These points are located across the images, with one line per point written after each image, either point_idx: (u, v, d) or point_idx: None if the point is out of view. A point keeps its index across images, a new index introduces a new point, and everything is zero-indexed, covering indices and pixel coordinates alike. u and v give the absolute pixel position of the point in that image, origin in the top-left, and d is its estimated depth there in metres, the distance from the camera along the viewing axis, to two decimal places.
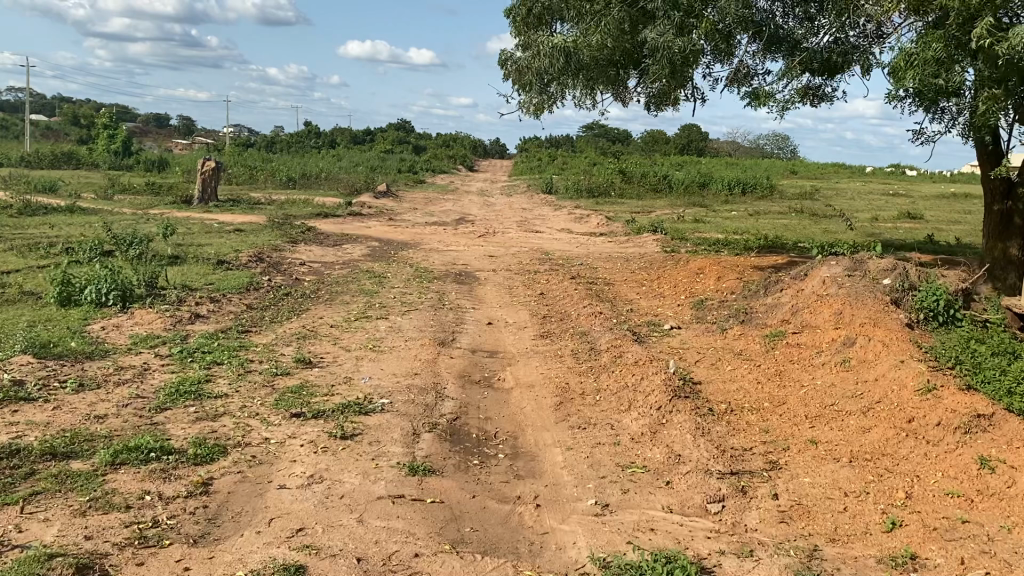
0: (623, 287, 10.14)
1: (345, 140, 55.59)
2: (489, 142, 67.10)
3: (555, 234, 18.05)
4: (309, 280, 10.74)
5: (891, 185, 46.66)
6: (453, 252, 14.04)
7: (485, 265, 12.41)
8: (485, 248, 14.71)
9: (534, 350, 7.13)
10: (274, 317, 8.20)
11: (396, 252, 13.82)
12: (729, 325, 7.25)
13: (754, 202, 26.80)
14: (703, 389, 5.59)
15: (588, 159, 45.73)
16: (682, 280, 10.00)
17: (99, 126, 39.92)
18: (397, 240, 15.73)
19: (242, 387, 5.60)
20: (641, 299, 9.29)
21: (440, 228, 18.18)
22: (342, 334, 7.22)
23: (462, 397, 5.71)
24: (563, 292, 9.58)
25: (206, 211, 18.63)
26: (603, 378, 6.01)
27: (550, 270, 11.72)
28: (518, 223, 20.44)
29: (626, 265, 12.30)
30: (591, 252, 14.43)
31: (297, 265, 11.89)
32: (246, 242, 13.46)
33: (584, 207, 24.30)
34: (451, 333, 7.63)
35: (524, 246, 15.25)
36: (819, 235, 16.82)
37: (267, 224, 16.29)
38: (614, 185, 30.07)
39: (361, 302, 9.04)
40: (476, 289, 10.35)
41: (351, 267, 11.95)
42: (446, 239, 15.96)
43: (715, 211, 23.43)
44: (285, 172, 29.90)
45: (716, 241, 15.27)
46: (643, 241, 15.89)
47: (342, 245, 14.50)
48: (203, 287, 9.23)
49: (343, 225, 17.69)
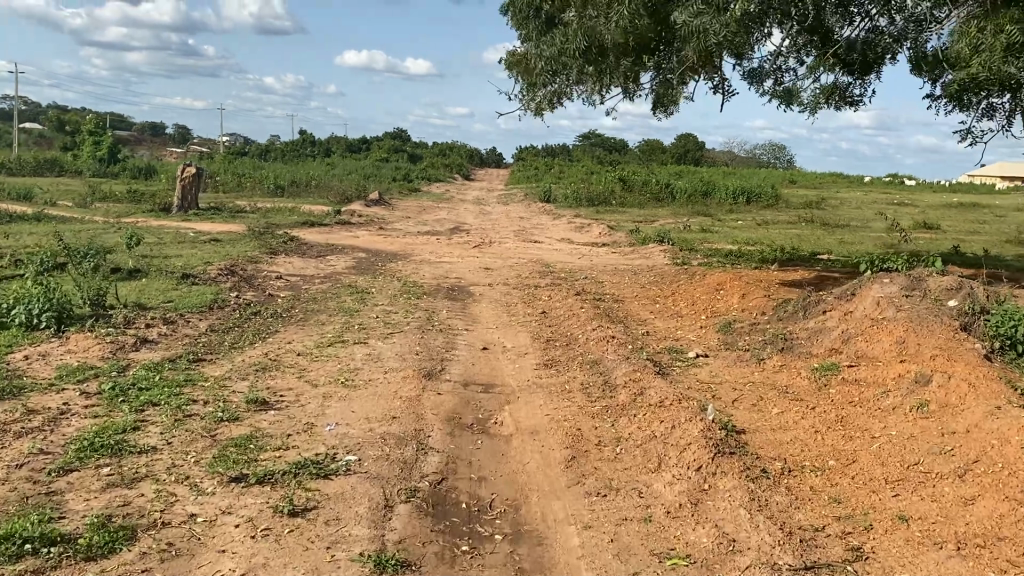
0: (635, 304, 9.04)
1: (339, 149, 54.54)
2: (485, 150, 66.18)
3: (555, 244, 17.00)
4: (284, 296, 9.63)
5: (895, 194, 45.69)
6: (446, 264, 12.96)
7: (479, 279, 11.32)
8: (480, 260, 13.64)
9: (536, 383, 6.03)
10: (235, 341, 7.10)
11: (384, 264, 12.74)
12: (766, 355, 6.15)
13: (761, 212, 25.79)
14: (751, 441, 4.51)
15: (586, 167, 44.71)
16: (701, 297, 8.92)
17: (85, 133, 38.88)
18: (386, 251, 14.62)
19: (175, 439, 4.49)
20: (657, 319, 8.19)
21: (432, 238, 17.12)
22: (310, 365, 6.12)
23: (450, 449, 4.61)
24: (568, 310, 8.48)
25: (185, 220, 17.52)
26: (623, 423, 4.92)
27: (552, 284, 10.62)
28: (516, 232, 19.38)
29: (635, 278, 11.21)
30: (595, 264, 13.36)
31: (272, 278, 10.79)
32: (219, 253, 12.37)
33: (584, 216, 23.27)
34: (440, 361, 6.53)
35: (523, 257, 14.16)
36: (837, 247, 15.76)
37: (248, 233, 15.22)
38: (614, 194, 29.04)
39: (337, 323, 7.94)
40: (470, 307, 9.25)
41: (332, 281, 10.85)
42: (439, 250, 14.88)
43: (722, 220, 22.39)
44: (273, 179, 28.83)
45: (729, 253, 14.21)
46: (650, 252, 14.83)
47: (325, 256, 13.42)
48: (159, 305, 8.12)
49: (330, 235, 16.61)
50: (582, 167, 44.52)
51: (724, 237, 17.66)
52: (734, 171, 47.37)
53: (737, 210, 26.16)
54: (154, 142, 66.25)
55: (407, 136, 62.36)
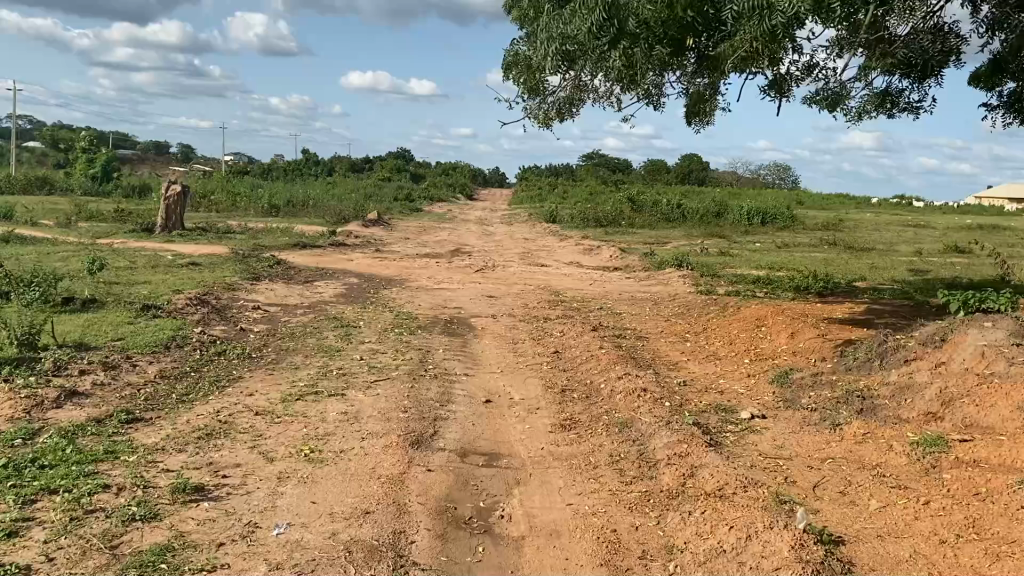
0: (663, 342, 7.80)
1: (340, 167, 53.51)
2: (488, 170, 65.21)
3: (563, 268, 15.80)
4: (258, 331, 8.41)
5: (908, 215, 44.51)
6: (445, 291, 11.73)
7: (482, 309, 10.11)
8: (483, 286, 12.43)
9: (553, 453, 4.79)
10: (186, 393, 5.87)
11: (377, 292, 11.53)
12: (841, 421, 4.91)
13: (778, 233, 24.57)
14: (858, 561, 3.25)
15: (594, 187, 43.59)
16: (739, 335, 7.70)
17: (77, 150, 37.84)
18: (381, 275, 13.42)
19: (60, 553, 3.24)
20: (690, 362, 6.96)
21: (431, 261, 15.91)
22: (270, 429, 4.88)
23: (442, 564, 3.37)
24: (588, 350, 7.24)
25: (167, 241, 16.34)
26: (674, 524, 3.68)
27: (564, 316, 9.42)
28: (521, 255, 18.18)
29: (657, 309, 9.96)
30: (609, 291, 12.15)
31: (249, 309, 9.57)
32: (194, 279, 11.14)
33: (593, 237, 22.11)
34: (433, 420, 5.29)
35: (530, 283, 12.94)
36: (871, 274, 14.56)
37: (232, 256, 14.02)
38: (623, 214, 27.84)
39: (314, 367, 6.70)
40: (471, 344, 8.02)
41: (316, 311, 9.64)
42: (439, 275, 13.67)
43: (739, 243, 21.16)
44: (268, 197, 27.68)
45: (757, 280, 13.00)
46: (668, 278, 13.61)
47: (313, 282, 12.22)
48: (104, 345, 6.88)
49: (321, 257, 15.41)
50: (589, 187, 43.37)
51: (746, 261, 16.43)
52: (744, 191, 46.20)
53: (753, 232, 24.95)
54: (155, 161, 65.26)
55: (410, 155, 61.38)
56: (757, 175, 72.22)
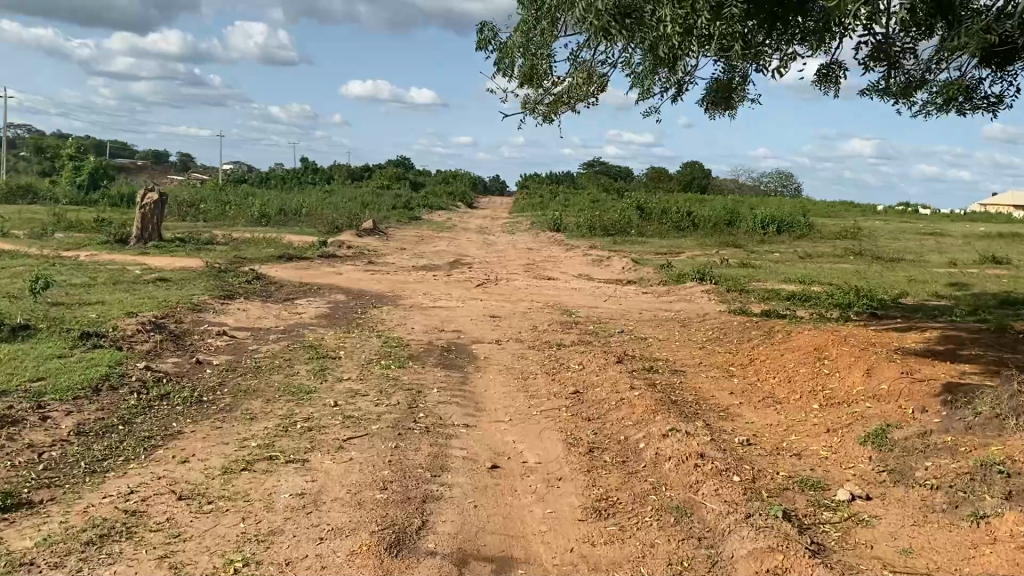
0: (704, 380, 6.45)
1: (337, 175, 52.20)
2: (488, 179, 63.98)
3: (572, 281, 14.47)
4: (218, 364, 7.06)
5: (921, 223, 43.26)
6: (442, 311, 10.37)
7: (485, 333, 8.76)
8: (486, 304, 11.10)
9: (585, 559, 3.42)
10: (100, 459, 4.50)
11: (365, 313, 10.20)
12: (985, 511, 3.53)
13: (795, 243, 23.28)
14: None
15: (598, 194, 42.27)
16: (797, 372, 6.33)
17: (65, 158, 36.67)
18: (371, 292, 12.08)
19: None
20: (744, 411, 5.61)
21: (427, 274, 14.57)
22: (193, 525, 3.51)
23: None
24: (617, 390, 5.88)
25: (139, 254, 14.97)
26: None
27: (580, 343, 8.06)
28: (525, 266, 16.85)
29: (687, 333, 8.60)
30: (625, 310, 10.83)
31: (213, 335, 8.22)
32: (157, 299, 9.80)
33: (601, 247, 20.80)
34: (421, 502, 3.93)
35: (537, 300, 11.60)
36: (912, 288, 13.22)
37: (207, 269, 12.66)
38: (631, 223, 26.50)
39: (276, 417, 5.34)
40: (473, 380, 6.66)
41: (292, 338, 8.29)
42: (436, 290, 12.32)
43: (757, 253, 19.84)
44: (258, 205, 26.32)
45: (791, 296, 11.66)
46: (690, 294, 12.27)
47: (295, 301, 10.89)
48: (15, 390, 5.52)
49: (307, 271, 14.05)
50: (593, 194, 42.07)
51: (770, 273, 15.10)
52: (751, 198, 44.93)
53: (769, 241, 23.62)
54: (151, 170, 63.92)
55: (409, 163, 60.16)
56: (761, 183, 70.73)
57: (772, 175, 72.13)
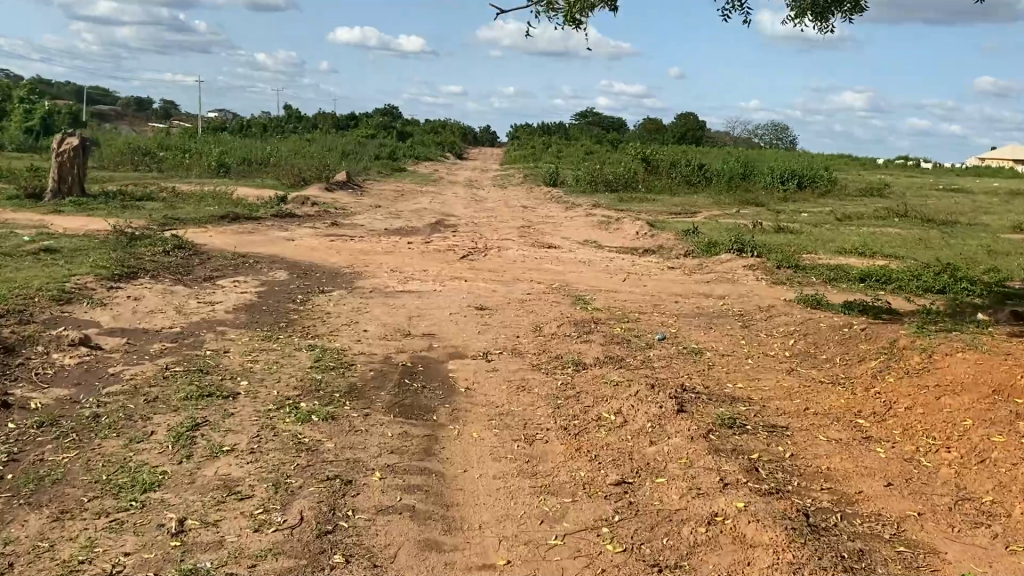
0: (831, 455, 3.87)
1: (317, 124, 48.92)
2: (479, 129, 60.86)
3: (578, 251, 11.84)
4: (35, 407, 4.37)
5: (936, 178, 40.63)
6: (411, 299, 7.69)
7: (469, 340, 6.15)
8: (471, 286, 8.47)
9: None
10: None
11: (309, 299, 7.56)
12: None
13: (821, 201, 20.71)
14: None
15: (595, 146, 39.32)
16: (992, 444, 3.75)
17: (14, 99, 33.54)
18: (326, 267, 9.42)
19: None
20: (941, 543, 3.04)
21: (402, 241, 11.90)
22: None
23: None
24: (699, 495, 3.30)
25: (45, 214, 12.12)
26: None
27: (609, 362, 5.45)
28: (520, 230, 14.18)
29: (759, 346, 5.97)
30: (653, 295, 8.24)
31: (63, 346, 5.52)
32: (14, 281, 7.07)
33: (605, 206, 18.18)
34: None
35: (538, 282, 8.94)
36: (1000, 262, 10.66)
37: (115, 235, 9.89)
38: (636, 177, 23.79)
39: None
40: (444, 444, 4.04)
41: (184, 351, 5.64)
42: (409, 266, 9.63)
43: (786, 215, 17.19)
44: (219, 153, 23.38)
45: (864, 276, 9.06)
46: (731, 272, 9.65)
47: (218, 283, 8.21)
48: None
49: (250, 237, 11.29)
50: (589, 145, 39.13)
51: (818, 242, 12.46)
52: (757, 151, 42.01)
53: (793, 200, 20.92)
54: (123, 115, 60.25)
55: (394, 112, 56.81)
56: (763, 137, 67.59)
57: (774, 127, 68.90)
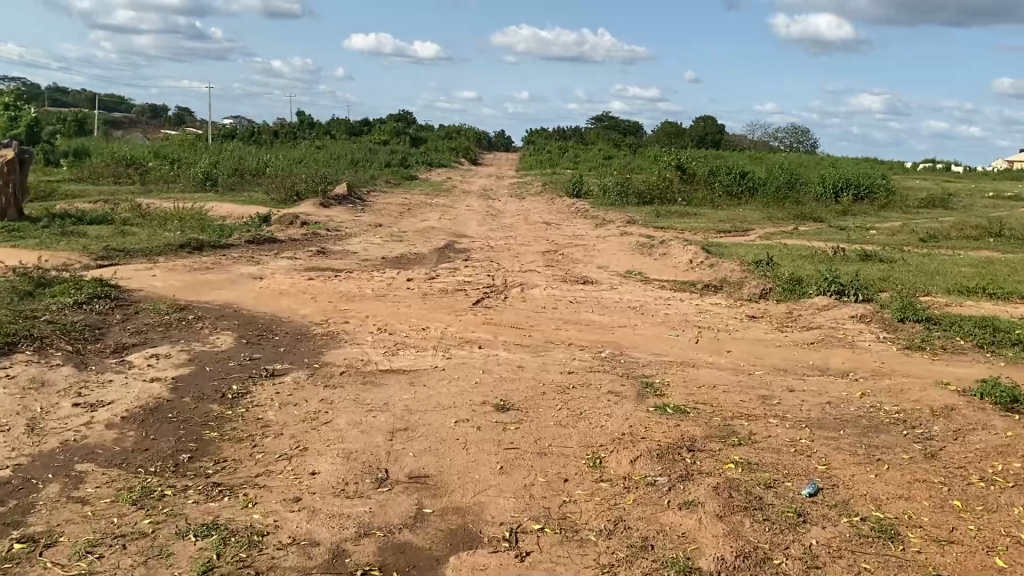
0: None
1: (325, 128, 46.63)
2: (494, 134, 58.55)
3: (622, 289, 9.34)
4: None
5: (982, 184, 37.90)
6: (398, 390, 5.18)
7: (485, 495, 3.64)
8: (484, 359, 5.97)
9: None
10: None
11: (247, 391, 5.08)
12: None
13: (885, 215, 18.15)
14: None
15: (617, 151, 36.85)
16: None
17: None
18: (291, 325, 6.94)
19: None
20: None
21: (399, 277, 9.42)
22: None
23: None
24: None
25: None
26: None
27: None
28: (546, 257, 11.70)
29: (989, 517, 3.43)
30: (748, 374, 5.70)
31: None
32: None
33: (642, 223, 15.72)
34: None
35: (580, 349, 6.43)
36: None
37: (18, 279, 7.45)
38: (670, 186, 21.27)
39: None
40: None
41: None
42: (403, 322, 7.14)
43: (855, 233, 14.66)
44: (206, 163, 21.00)
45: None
46: (839, 330, 7.12)
47: (128, 360, 5.75)
48: None
49: (207, 276, 8.83)
50: (611, 151, 36.68)
51: (922, 275, 9.89)
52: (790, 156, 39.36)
53: (852, 214, 18.35)
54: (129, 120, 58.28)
55: (406, 117, 54.56)
56: (784, 140, 64.84)
57: (798, 131, 66.18)
